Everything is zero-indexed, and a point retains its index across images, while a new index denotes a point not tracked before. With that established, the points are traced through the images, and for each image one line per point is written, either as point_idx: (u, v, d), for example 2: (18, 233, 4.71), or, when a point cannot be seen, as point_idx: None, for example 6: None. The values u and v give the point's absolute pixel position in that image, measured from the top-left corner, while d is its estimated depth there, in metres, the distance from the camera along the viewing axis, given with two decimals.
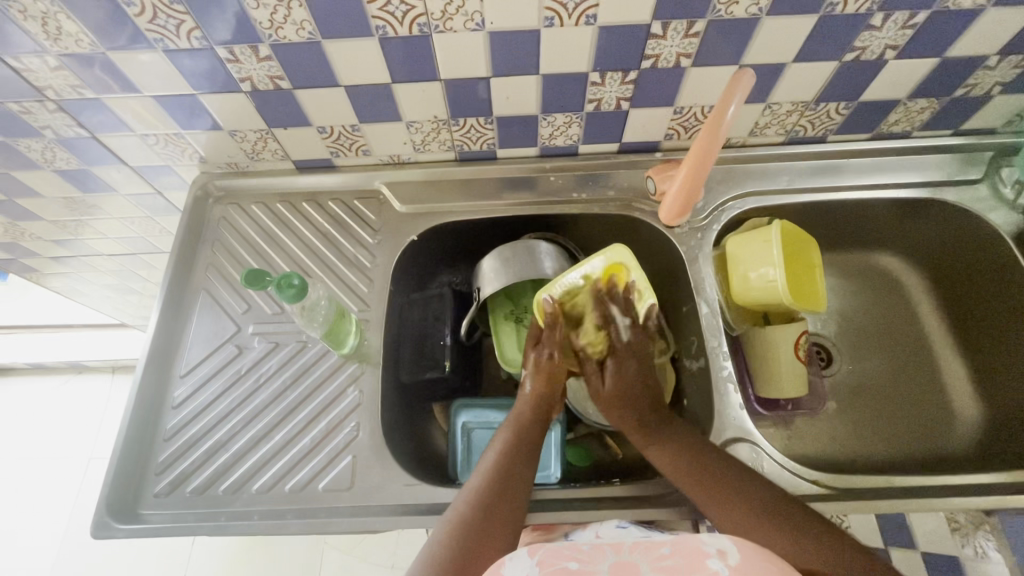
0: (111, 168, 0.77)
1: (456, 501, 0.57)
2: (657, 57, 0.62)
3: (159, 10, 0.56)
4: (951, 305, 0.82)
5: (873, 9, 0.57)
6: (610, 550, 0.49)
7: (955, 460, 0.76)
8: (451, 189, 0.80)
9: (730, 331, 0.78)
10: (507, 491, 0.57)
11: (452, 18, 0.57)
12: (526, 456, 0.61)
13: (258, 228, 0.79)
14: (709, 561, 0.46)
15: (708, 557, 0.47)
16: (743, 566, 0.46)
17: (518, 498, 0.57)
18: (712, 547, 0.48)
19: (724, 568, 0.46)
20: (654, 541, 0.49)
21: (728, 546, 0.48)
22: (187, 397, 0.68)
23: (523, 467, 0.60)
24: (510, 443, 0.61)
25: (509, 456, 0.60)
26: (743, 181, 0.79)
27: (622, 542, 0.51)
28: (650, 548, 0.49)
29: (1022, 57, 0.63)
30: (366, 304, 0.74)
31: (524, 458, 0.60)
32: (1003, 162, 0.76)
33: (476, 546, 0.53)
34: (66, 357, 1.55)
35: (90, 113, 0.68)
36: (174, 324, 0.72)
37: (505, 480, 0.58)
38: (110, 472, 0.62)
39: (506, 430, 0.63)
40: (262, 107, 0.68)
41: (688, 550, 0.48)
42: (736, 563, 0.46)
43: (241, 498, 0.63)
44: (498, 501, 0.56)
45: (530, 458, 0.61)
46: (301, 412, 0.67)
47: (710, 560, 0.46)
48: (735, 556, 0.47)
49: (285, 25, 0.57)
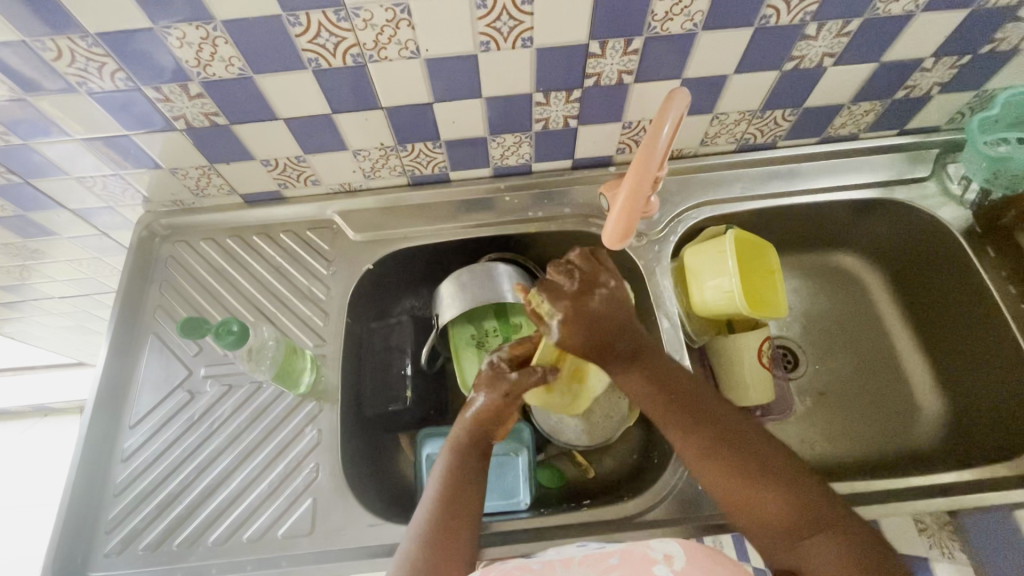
0: (50, 213, 0.74)
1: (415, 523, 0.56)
2: (599, 75, 0.62)
3: (78, 53, 0.54)
4: (910, 300, 0.83)
5: (806, 20, 0.58)
6: (560, 566, 0.48)
7: (924, 455, 0.76)
8: (406, 214, 0.78)
9: (692, 343, 0.78)
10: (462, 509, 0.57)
11: (386, 47, 0.56)
12: (473, 471, 0.59)
13: (208, 266, 0.77)
14: (657, 566, 0.47)
15: (655, 564, 0.47)
16: (689, 570, 0.46)
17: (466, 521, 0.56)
18: (659, 553, 0.48)
19: (671, 572, 0.46)
20: (603, 551, 0.49)
21: (674, 549, 0.48)
22: (137, 448, 0.66)
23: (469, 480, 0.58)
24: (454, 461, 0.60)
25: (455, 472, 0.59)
26: (698, 190, 0.78)
27: (570, 556, 0.50)
28: (598, 558, 0.48)
29: (957, 58, 0.64)
30: (322, 339, 0.72)
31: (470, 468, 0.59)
32: (948, 158, 0.77)
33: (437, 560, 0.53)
34: (30, 401, 1.49)
35: (20, 159, 0.65)
36: (120, 370, 0.70)
37: (453, 496, 0.57)
38: (55, 534, 0.59)
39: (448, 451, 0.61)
40: (200, 144, 0.66)
41: (637, 558, 0.47)
42: (682, 567, 0.46)
43: (196, 551, 0.60)
44: (451, 516, 0.56)
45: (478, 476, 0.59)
46: (257, 457, 0.65)
47: (657, 566, 0.47)
48: (681, 559, 0.47)
49: (213, 62, 0.56)
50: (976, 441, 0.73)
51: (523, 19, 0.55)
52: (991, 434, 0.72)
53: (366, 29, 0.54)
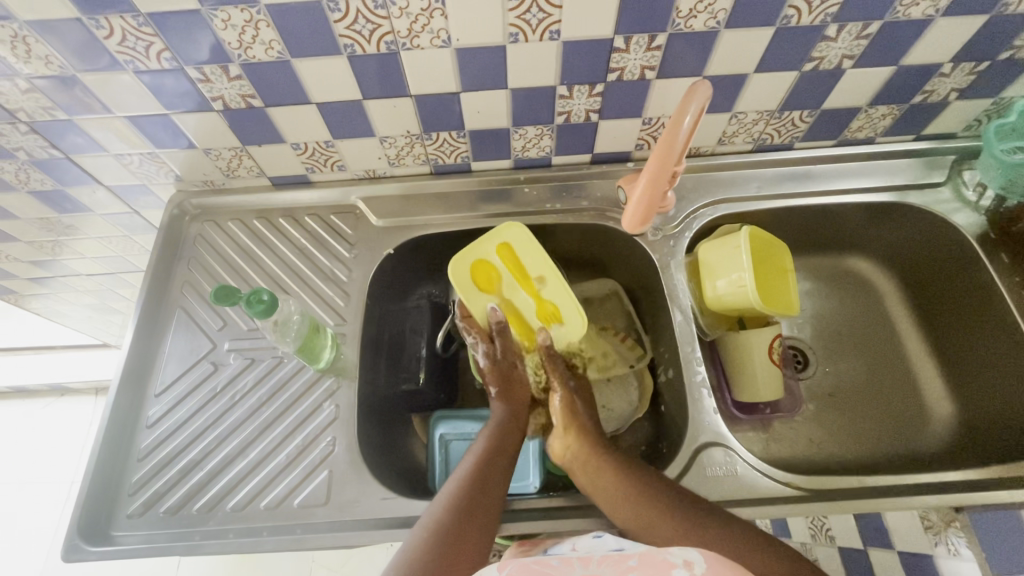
0: (88, 189, 0.77)
1: (437, 499, 0.58)
2: (622, 70, 0.64)
3: (128, 32, 0.56)
4: (922, 304, 0.84)
5: (827, 21, 0.59)
6: (578, 563, 0.50)
7: (931, 457, 0.76)
8: (427, 202, 0.80)
9: (704, 336, 0.79)
10: (486, 491, 0.59)
11: (419, 35, 0.58)
12: (503, 469, 0.62)
13: (235, 245, 0.79)
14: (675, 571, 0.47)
15: (674, 568, 0.48)
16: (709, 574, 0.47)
17: (488, 505, 0.58)
18: (678, 557, 0.49)
19: None
20: (622, 554, 0.50)
21: (694, 555, 0.49)
22: (161, 416, 0.68)
23: (499, 470, 0.62)
24: (483, 461, 0.62)
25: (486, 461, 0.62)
26: (713, 188, 0.80)
27: (590, 555, 0.52)
28: (617, 560, 0.50)
29: (975, 64, 0.65)
30: (342, 319, 0.74)
31: (504, 459, 0.63)
32: (964, 165, 0.78)
33: (458, 534, 0.54)
34: (46, 379, 1.52)
35: (63, 134, 0.68)
36: (149, 341, 0.72)
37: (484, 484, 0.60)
38: (81, 495, 0.61)
39: (484, 438, 0.65)
40: (234, 125, 0.68)
41: (655, 562, 0.48)
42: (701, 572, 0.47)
43: (216, 516, 0.62)
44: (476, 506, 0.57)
45: (500, 471, 0.62)
46: (276, 428, 0.67)
47: (676, 570, 0.48)
48: (700, 565, 0.48)
49: (254, 45, 0.58)
50: (988, 443, 0.73)
51: (552, 12, 0.57)
52: (1002, 437, 0.71)
53: (402, 17, 0.56)
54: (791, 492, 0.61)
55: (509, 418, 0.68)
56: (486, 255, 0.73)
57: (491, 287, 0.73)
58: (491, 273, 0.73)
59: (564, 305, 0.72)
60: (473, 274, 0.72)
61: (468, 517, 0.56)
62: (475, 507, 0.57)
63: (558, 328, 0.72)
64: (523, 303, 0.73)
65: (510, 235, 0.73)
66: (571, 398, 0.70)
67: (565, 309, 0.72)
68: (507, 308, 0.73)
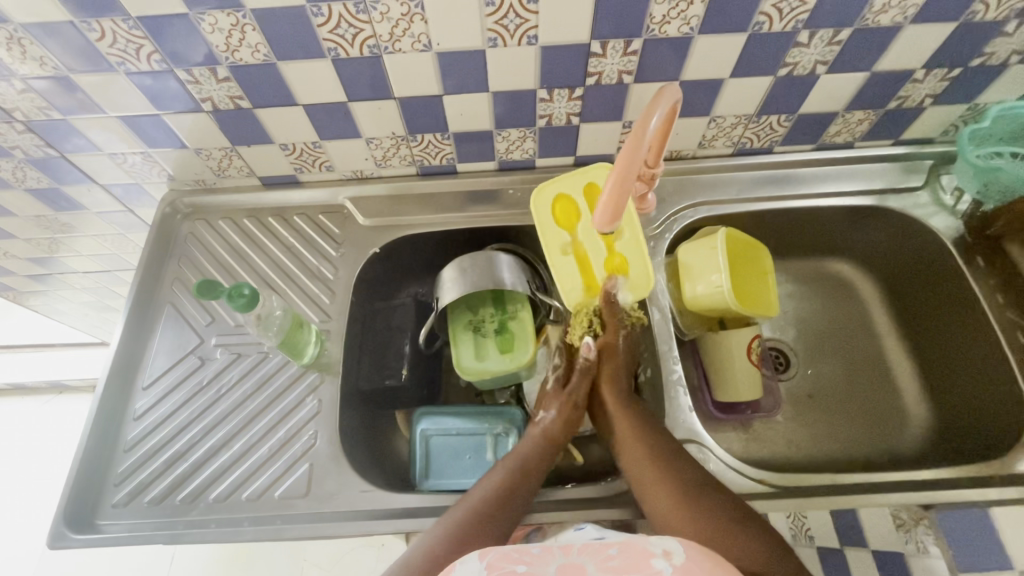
0: (83, 188, 0.79)
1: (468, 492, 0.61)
2: (600, 74, 0.65)
3: (119, 35, 0.58)
4: (901, 307, 0.85)
5: (798, 27, 0.61)
6: (557, 550, 0.46)
7: (908, 458, 0.77)
8: (414, 202, 0.82)
9: (683, 335, 0.80)
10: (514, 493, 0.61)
11: (400, 39, 0.60)
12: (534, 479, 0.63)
13: (225, 243, 0.81)
14: (656, 560, 0.45)
15: (655, 558, 0.45)
16: (690, 566, 0.45)
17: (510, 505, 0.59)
18: (658, 548, 0.46)
19: (670, 567, 0.44)
20: (601, 543, 0.47)
21: (674, 545, 0.46)
22: (148, 408, 0.69)
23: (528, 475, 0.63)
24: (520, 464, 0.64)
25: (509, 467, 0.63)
26: (695, 191, 0.81)
27: (566, 543, 0.48)
28: (596, 548, 0.47)
29: (947, 70, 0.67)
30: (328, 316, 0.76)
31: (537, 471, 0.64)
32: (942, 170, 0.79)
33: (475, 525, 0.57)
34: (46, 377, 1.54)
35: (59, 133, 0.70)
36: (139, 336, 0.74)
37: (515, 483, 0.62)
38: (68, 484, 0.63)
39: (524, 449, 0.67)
40: (224, 125, 0.70)
41: (636, 550, 0.46)
42: (682, 562, 0.45)
43: (198, 506, 0.63)
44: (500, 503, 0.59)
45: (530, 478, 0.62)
46: (260, 422, 0.68)
47: (656, 560, 0.45)
48: (681, 555, 0.45)
49: (241, 48, 0.60)
50: (962, 445, 0.74)
51: (529, 18, 0.58)
52: (976, 438, 0.72)
53: (383, 21, 0.58)
54: (762, 489, 0.62)
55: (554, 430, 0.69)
56: (570, 191, 0.73)
57: (570, 222, 0.73)
58: (572, 208, 0.74)
59: (633, 257, 0.72)
60: (556, 207, 0.73)
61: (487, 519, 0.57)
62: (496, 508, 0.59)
63: (626, 280, 0.71)
64: (597, 246, 0.72)
65: (597, 176, 0.73)
66: (619, 354, 0.71)
67: (633, 264, 0.71)
68: (580, 248, 0.72)
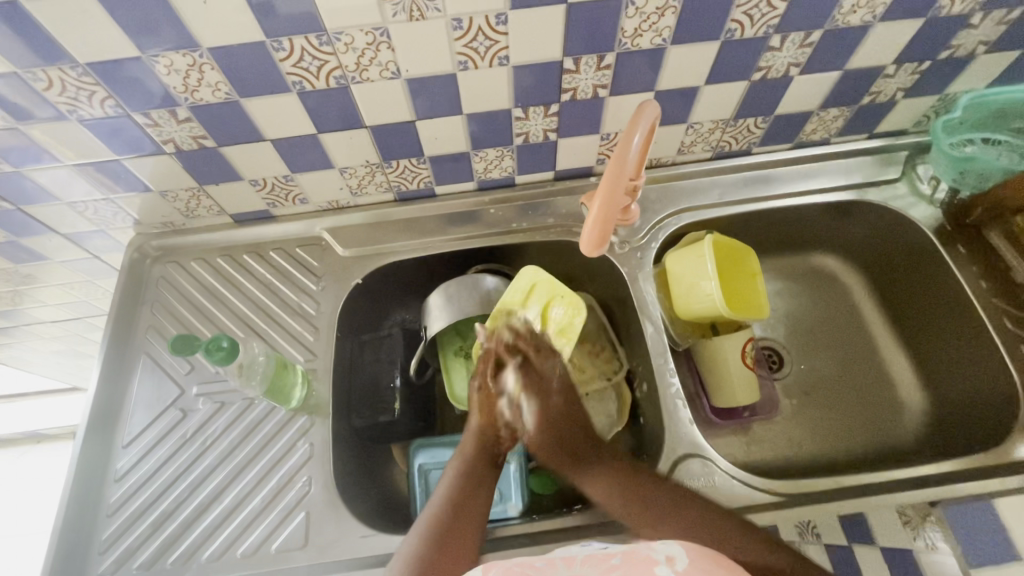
0: (42, 238, 0.75)
1: (425, 513, 0.59)
2: (575, 89, 0.64)
3: (68, 82, 0.55)
4: (888, 296, 0.85)
5: (769, 32, 0.60)
6: (561, 564, 0.49)
7: (907, 449, 0.78)
8: (394, 229, 0.80)
9: (677, 346, 0.80)
10: (467, 513, 0.59)
11: (368, 68, 0.58)
12: (479, 480, 0.62)
13: (199, 286, 0.78)
14: (656, 568, 0.46)
15: (656, 564, 0.47)
16: (691, 570, 0.46)
17: (468, 524, 0.58)
18: (660, 554, 0.48)
19: (672, 574, 0.46)
20: (606, 553, 0.50)
21: (676, 550, 0.48)
22: (130, 468, 0.66)
23: (482, 489, 0.61)
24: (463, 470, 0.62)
25: (459, 484, 0.61)
26: (677, 198, 0.81)
27: (575, 555, 0.51)
28: (600, 560, 0.49)
29: (917, 64, 0.67)
30: (313, 353, 0.73)
31: (479, 484, 0.61)
32: (918, 160, 0.80)
33: (441, 555, 0.55)
34: (20, 429, 1.48)
35: (11, 185, 0.66)
36: (114, 391, 0.70)
37: (461, 500, 0.59)
38: (50, 557, 0.59)
39: (457, 463, 0.63)
40: (189, 166, 0.67)
41: (638, 559, 0.48)
42: (683, 568, 0.46)
43: (191, 568, 0.60)
44: (459, 523, 0.57)
45: (481, 486, 0.61)
46: (250, 473, 0.66)
47: (659, 567, 0.46)
48: (682, 561, 0.47)
49: (200, 87, 0.58)
50: (956, 434, 0.75)
51: (498, 39, 0.57)
52: (972, 426, 0.73)
53: (348, 52, 0.56)
54: (769, 497, 0.62)
55: (484, 445, 0.64)
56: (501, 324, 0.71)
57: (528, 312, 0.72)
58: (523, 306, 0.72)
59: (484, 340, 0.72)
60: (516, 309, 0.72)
61: (443, 552, 0.55)
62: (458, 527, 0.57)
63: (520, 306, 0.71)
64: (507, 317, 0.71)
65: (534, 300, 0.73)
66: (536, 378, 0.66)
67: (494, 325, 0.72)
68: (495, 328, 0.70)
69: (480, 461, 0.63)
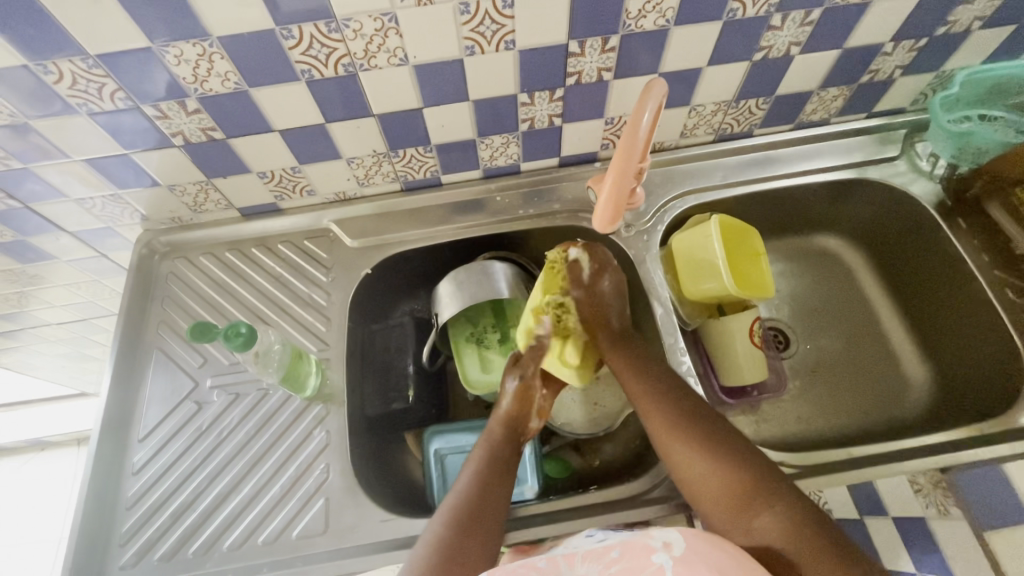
0: (50, 237, 0.75)
1: (449, 500, 0.59)
2: (580, 73, 0.65)
3: (79, 75, 0.56)
4: (890, 273, 0.87)
5: (771, 11, 0.61)
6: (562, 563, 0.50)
7: (914, 421, 0.79)
8: (401, 219, 0.80)
9: (687, 326, 0.80)
10: (492, 499, 0.59)
11: (376, 55, 0.59)
12: (504, 466, 0.62)
13: (209, 280, 0.78)
14: (655, 556, 0.48)
15: (654, 552, 0.48)
16: (689, 555, 0.47)
17: (492, 510, 0.58)
18: (657, 541, 0.49)
19: (669, 560, 0.47)
20: (604, 546, 0.50)
21: (673, 536, 0.49)
22: (147, 461, 0.66)
23: (507, 476, 0.61)
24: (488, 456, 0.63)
25: (485, 470, 0.61)
26: (681, 181, 0.82)
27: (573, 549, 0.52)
28: (599, 553, 0.50)
29: (914, 41, 0.68)
30: (326, 343, 0.74)
31: (502, 470, 0.62)
32: (916, 137, 0.81)
33: (467, 540, 0.55)
34: (22, 437, 1.47)
35: (20, 182, 0.66)
36: (128, 386, 0.70)
37: (487, 487, 0.60)
38: (71, 550, 0.59)
39: (481, 450, 0.64)
40: (197, 159, 0.67)
41: (637, 551, 0.49)
42: (681, 553, 0.48)
43: (213, 557, 0.61)
44: (484, 509, 0.58)
45: (506, 473, 0.62)
46: (267, 462, 0.66)
47: (656, 555, 0.48)
48: (679, 546, 0.48)
49: (210, 78, 0.58)
50: (961, 404, 0.76)
51: (505, 23, 0.58)
52: (977, 396, 0.74)
53: (357, 39, 0.57)
54: (783, 470, 0.63)
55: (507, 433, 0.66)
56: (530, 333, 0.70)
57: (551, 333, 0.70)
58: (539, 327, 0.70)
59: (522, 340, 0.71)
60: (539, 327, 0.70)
61: (469, 537, 0.55)
62: (480, 518, 0.57)
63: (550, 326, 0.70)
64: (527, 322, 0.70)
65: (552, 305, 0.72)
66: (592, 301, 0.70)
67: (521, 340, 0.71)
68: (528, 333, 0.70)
69: (504, 448, 0.64)
